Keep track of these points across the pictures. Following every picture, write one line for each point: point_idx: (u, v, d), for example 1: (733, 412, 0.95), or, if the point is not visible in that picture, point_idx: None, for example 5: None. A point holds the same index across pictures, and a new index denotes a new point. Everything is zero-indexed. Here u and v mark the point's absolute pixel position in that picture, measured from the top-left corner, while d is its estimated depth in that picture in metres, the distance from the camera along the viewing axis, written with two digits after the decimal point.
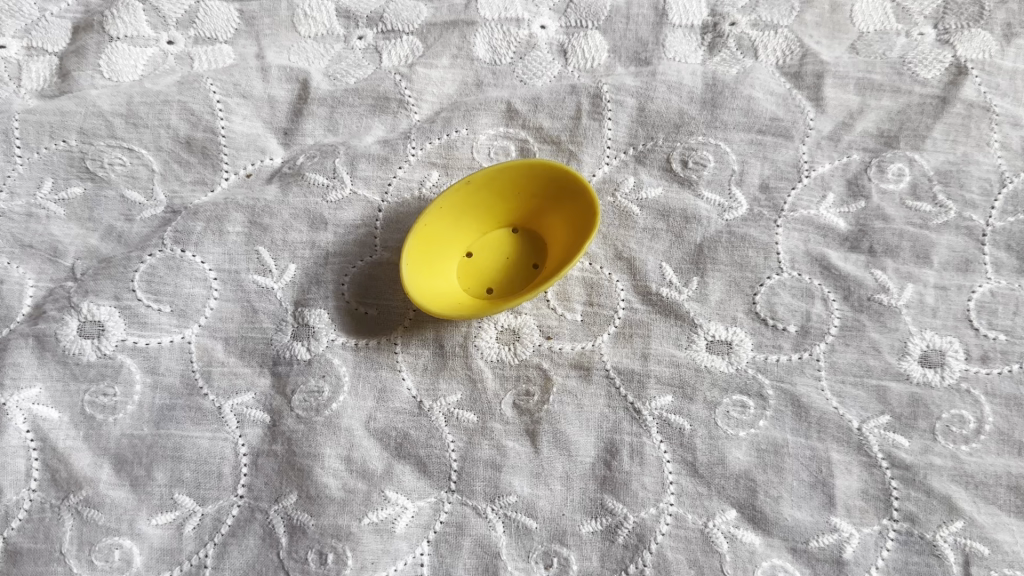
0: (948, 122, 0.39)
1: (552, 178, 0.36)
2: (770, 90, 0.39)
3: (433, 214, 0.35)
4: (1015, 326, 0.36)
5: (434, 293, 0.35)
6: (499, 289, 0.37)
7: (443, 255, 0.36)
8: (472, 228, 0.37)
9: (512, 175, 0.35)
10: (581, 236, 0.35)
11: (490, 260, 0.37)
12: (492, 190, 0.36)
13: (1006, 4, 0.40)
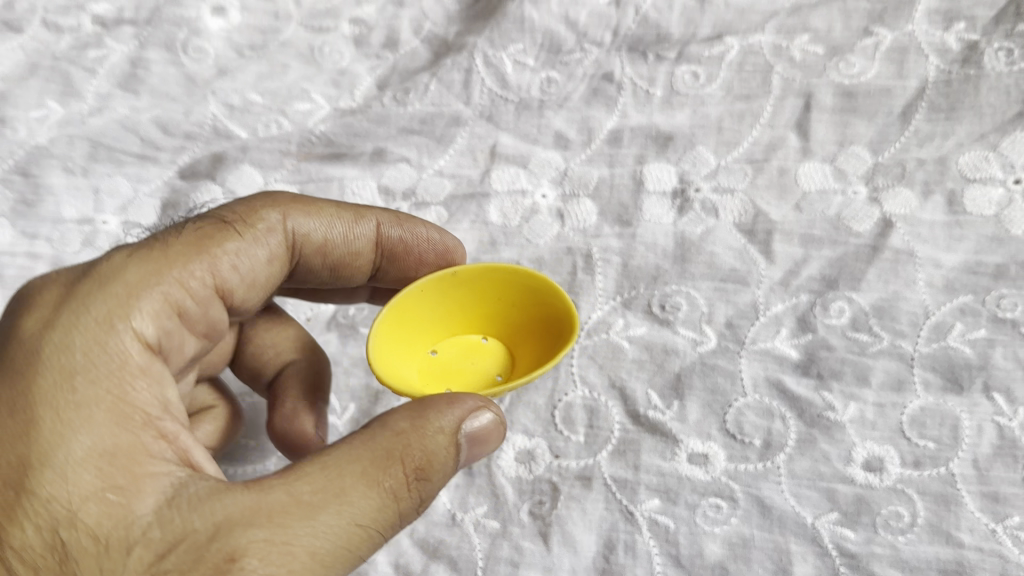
0: (879, 266, 0.47)
1: (542, 294, 0.41)
2: (729, 246, 0.48)
3: (414, 293, 0.40)
4: (942, 436, 0.43)
5: (393, 364, 0.39)
6: (454, 384, 0.41)
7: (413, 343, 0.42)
8: (443, 325, 0.43)
9: (499, 278, 0.41)
10: (550, 349, 0.40)
11: (452, 358, 0.42)
12: (472, 289, 0.42)
13: (924, 166, 0.49)
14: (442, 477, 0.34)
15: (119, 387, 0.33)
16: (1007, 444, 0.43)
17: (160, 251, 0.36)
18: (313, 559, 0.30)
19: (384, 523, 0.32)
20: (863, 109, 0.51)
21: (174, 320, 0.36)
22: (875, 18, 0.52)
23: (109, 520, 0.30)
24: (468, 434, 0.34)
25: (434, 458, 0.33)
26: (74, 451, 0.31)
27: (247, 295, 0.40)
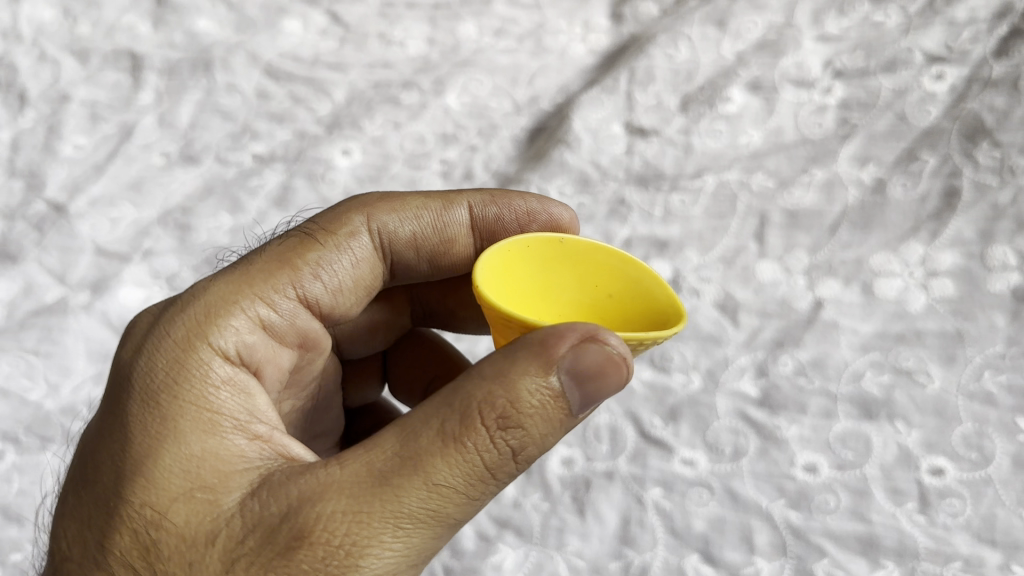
0: (812, 333, 0.67)
1: (647, 280, 0.48)
2: (708, 317, 0.69)
3: (522, 251, 0.48)
4: (858, 448, 0.63)
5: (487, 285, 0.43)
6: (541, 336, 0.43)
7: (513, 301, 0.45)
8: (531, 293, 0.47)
9: (604, 266, 0.49)
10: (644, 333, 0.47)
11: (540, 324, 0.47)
12: (576, 275, 0.50)
13: (846, 264, 0.69)
14: (540, 427, 0.41)
15: (200, 394, 0.45)
16: (904, 456, 0.63)
17: (243, 276, 0.50)
18: (394, 520, 0.40)
19: (471, 478, 0.40)
20: (804, 224, 0.71)
21: (250, 338, 0.48)
22: (812, 159, 0.74)
23: (200, 512, 0.42)
24: (570, 375, 0.40)
25: (528, 408, 0.40)
26: (174, 457, 0.43)
27: (334, 295, 0.53)
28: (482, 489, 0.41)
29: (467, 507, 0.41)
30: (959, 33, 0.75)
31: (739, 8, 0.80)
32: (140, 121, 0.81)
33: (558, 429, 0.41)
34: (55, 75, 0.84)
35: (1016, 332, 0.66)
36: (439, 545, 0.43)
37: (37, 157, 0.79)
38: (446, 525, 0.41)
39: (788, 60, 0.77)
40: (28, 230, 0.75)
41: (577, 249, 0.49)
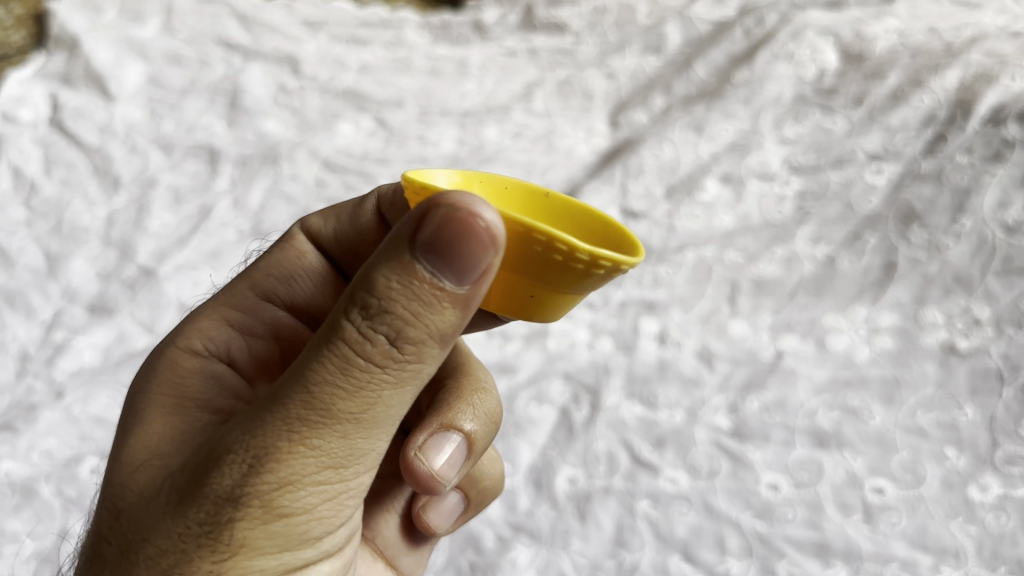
0: (775, 377, 0.81)
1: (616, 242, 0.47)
2: (689, 365, 0.83)
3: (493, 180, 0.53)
4: (813, 470, 0.76)
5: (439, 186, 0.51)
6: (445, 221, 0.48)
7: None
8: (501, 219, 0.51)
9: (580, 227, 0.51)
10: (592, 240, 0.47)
11: None
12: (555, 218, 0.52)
13: (803, 323, 0.84)
14: (412, 307, 0.40)
15: (171, 382, 0.53)
16: (851, 477, 0.75)
17: (212, 297, 0.62)
18: (283, 431, 0.41)
19: (354, 372, 0.41)
20: (768, 290, 0.86)
21: (213, 333, 0.58)
22: (775, 238, 0.89)
23: (149, 470, 0.46)
24: (426, 251, 0.39)
25: (388, 294, 0.39)
26: (139, 437, 0.49)
27: (289, 286, 0.64)
28: (376, 381, 0.41)
29: (366, 399, 0.41)
30: (894, 138, 0.91)
31: (713, 116, 0.98)
32: (216, 203, 0.97)
33: (439, 308, 0.40)
34: (144, 164, 1.01)
35: (943, 378, 0.79)
36: (359, 442, 0.43)
37: (128, 231, 0.95)
38: (351, 421, 0.42)
39: (754, 159, 0.94)
40: (122, 289, 0.90)
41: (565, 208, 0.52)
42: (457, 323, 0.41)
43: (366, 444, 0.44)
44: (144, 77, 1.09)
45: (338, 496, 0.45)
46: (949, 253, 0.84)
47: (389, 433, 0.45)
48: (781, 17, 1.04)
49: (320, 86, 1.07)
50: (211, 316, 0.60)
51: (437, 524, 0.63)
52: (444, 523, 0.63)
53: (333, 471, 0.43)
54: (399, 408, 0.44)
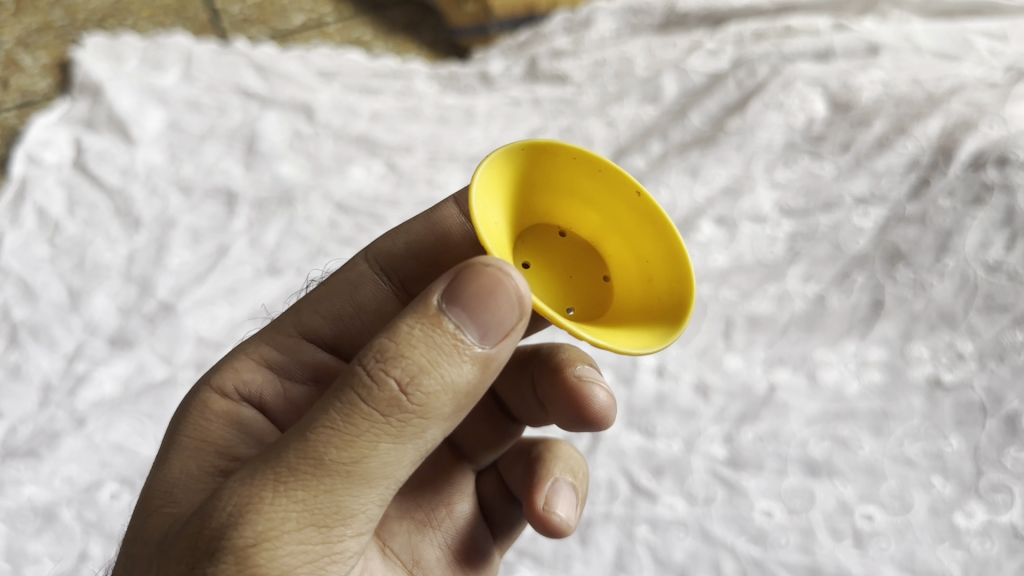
0: (768, 408, 0.84)
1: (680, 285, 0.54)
2: (686, 396, 0.86)
3: (577, 157, 0.56)
4: (805, 498, 0.79)
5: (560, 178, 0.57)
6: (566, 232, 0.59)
7: (545, 197, 0.58)
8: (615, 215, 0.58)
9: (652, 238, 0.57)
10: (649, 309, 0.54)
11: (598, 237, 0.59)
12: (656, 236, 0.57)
13: (794, 357, 0.88)
14: (428, 356, 0.43)
15: (204, 426, 0.57)
16: (842, 505, 0.78)
17: (259, 333, 0.67)
18: (276, 475, 0.44)
19: (354, 418, 0.44)
20: (761, 326, 0.90)
21: (250, 375, 0.63)
22: (767, 276, 0.93)
23: (171, 510, 0.51)
24: (452, 303, 0.44)
25: (407, 339, 0.44)
26: (164, 477, 0.54)
27: (334, 323, 0.68)
28: (374, 431, 0.44)
29: (360, 449, 0.44)
30: (880, 182, 0.96)
31: (708, 160, 1.02)
32: (233, 242, 1.02)
33: (455, 358, 0.44)
34: (164, 205, 1.05)
35: (929, 410, 0.82)
36: (346, 500, 0.45)
37: (148, 268, 0.99)
38: (340, 476, 0.44)
39: (746, 202, 0.98)
40: (142, 324, 0.94)
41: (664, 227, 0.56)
42: (464, 378, 0.44)
43: (353, 502, 0.46)
44: (164, 122, 1.13)
45: (317, 560, 0.46)
46: (933, 291, 0.87)
47: (379, 496, 0.47)
48: (772, 68, 1.09)
49: (334, 132, 1.12)
50: (252, 353, 0.65)
51: (567, 516, 0.60)
52: (571, 512, 0.61)
53: (316, 530, 0.45)
54: (392, 471, 0.46)
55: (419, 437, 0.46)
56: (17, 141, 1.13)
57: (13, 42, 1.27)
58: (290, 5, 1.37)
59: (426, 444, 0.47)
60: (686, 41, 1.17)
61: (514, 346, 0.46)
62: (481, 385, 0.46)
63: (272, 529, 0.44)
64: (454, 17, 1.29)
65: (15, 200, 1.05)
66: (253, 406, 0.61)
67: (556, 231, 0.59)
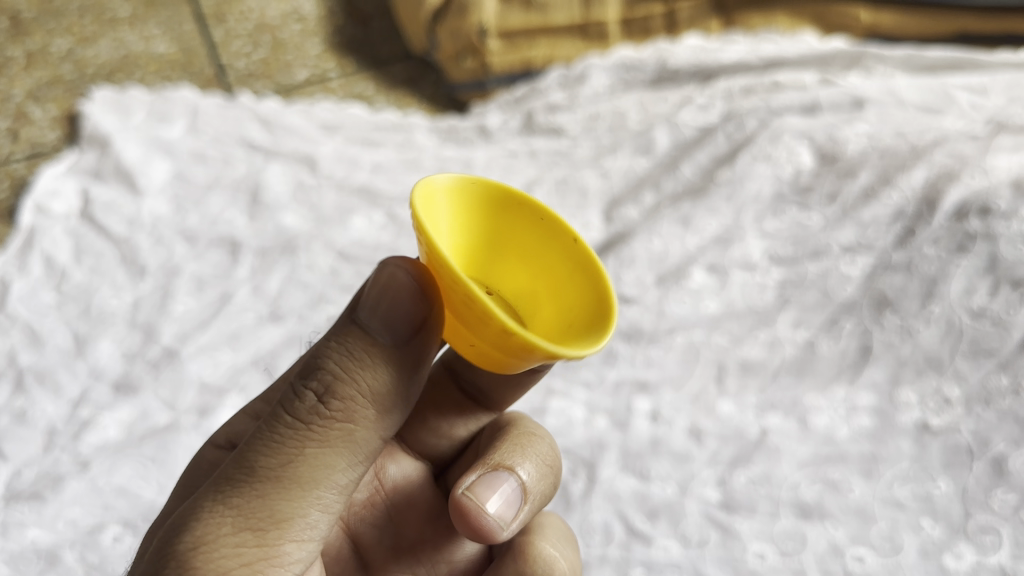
0: (761, 452, 0.86)
1: (596, 330, 0.50)
2: (680, 442, 0.88)
3: (536, 216, 0.57)
4: (798, 540, 0.80)
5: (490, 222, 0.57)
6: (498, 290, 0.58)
7: (485, 253, 0.58)
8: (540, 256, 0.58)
9: (575, 308, 0.55)
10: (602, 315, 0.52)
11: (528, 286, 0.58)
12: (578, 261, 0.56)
13: (785, 402, 0.89)
14: (343, 363, 0.48)
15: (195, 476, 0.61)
16: (833, 547, 0.79)
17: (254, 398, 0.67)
18: (218, 483, 0.48)
19: (283, 425, 0.48)
20: (753, 372, 0.92)
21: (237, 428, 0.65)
22: (758, 323, 0.95)
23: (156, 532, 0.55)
24: (360, 312, 0.49)
25: (326, 351, 0.49)
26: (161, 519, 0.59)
27: None
28: (302, 437, 0.48)
29: (287, 454, 0.48)
30: (866, 232, 0.99)
31: (699, 211, 1.04)
32: (237, 290, 1.04)
33: (369, 365, 0.48)
34: (169, 254, 1.08)
35: (918, 453, 0.84)
36: (280, 507, 0.48)
37: (153, 315, 1.01)
38: (273, 484, 0.47)
39: (736, 251, 1.01)
40: (146, 369, 0.96)
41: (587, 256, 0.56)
42: (383, 378, 0.49)
43: (288, 508, 0.48)
44: (169, 173, 1.16)
45: (255, 565, 0.48)
46: (920, 336, 0.90)
47: (319, 503, 0.49)
48: (760, 122, 1.11)
49: (336, 183, 1.15)
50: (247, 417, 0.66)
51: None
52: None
53: (254, 535, 0.48)
54: (326, 479, 0.49)
55: (351, 446, 0.49)
56: (26, 191, 1.16)
57: (24, 96, 1.31)
58: (294, 60, 1.40)
59: (362, 451, 0.50)
60: (677, 95, 1.19)
61: (425, 342, 0.50)
62: (401, 386, 0.50)
63: (208, 533, 0.47)
64: (453, 72, 1.30)
65: (23, 248, 1.08)
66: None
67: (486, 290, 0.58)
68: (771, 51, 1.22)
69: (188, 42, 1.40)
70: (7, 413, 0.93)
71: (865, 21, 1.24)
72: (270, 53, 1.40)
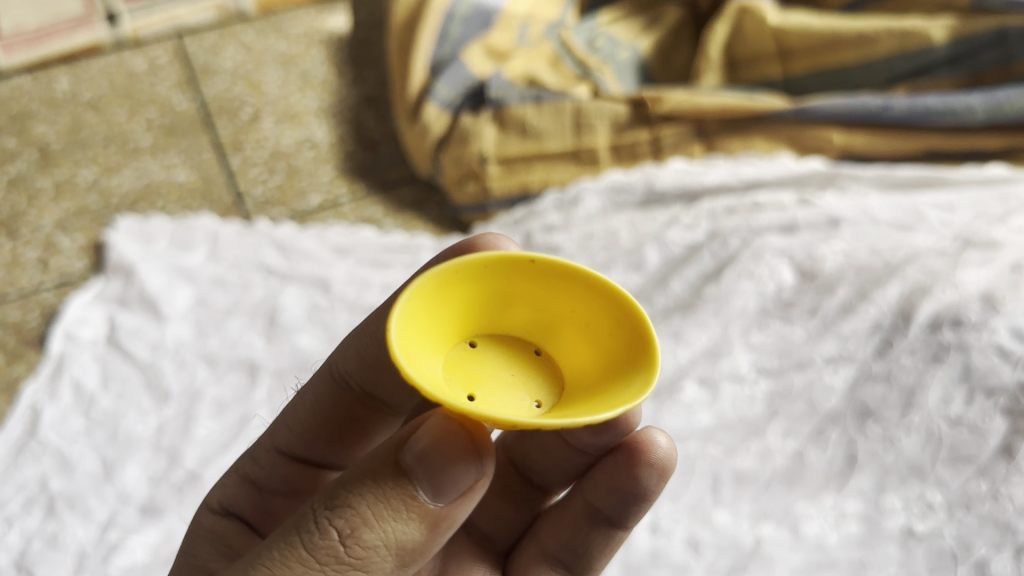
0: (755, 562, 0.91)
1: (623, 321, 0.61)
2: (678, 554, 0.94)
3: (479, 268, 0.61)
4: None
5: (439, 301, 0.60)
6: (482, 332, 0.65)
7: (448, 321, 0.62)
8: (495, 289, 0.63)
9: (589, 300, 0.63)
10: (605, 303, 0.62)
11: (497, 313, 0.65)
12: (537, 274, 0.63)
13: (775, 511, 0.94)
14: (376, 512, 0.54)
15: (195, 542, 0.81)
16: None
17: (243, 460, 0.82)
18: None
19: (299, 556, 0.55)
20: (746, 481, 0.97)
21: (232, 494, 0.82)
22: (749, 434, 1.01)
23: None
24: (410, 462, 0.54)
25: (361, 491, 0.55)
26: None
27: (302, 437, 0.80)
28: (314, 573, 0.55)
29: None
30: (847, 343, 1.05)
31: (689, 325, 1.11)
32: (255, 412, 1.10)
33: (401, 516, 0.55)
34: (191, 378, 1.14)
35: (904, 558, 0.89)
36: None
37: (177, 439, 1.07)
38: None
39: (725, 364, 1.07)
40: (171, 493, 1.02)
41: (544, 266, 0.62)
42: (408, 534, 0.55)
43: None
44: (191, 299, 1.23)
45: None
46: (902, 445, 0.94)
47: None
48: (742, 241, 1.18)
49: (348, 305, 1.22)
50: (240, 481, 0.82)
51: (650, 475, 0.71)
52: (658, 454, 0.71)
53: None
54: None
55: None
56: (56, 319, 1.24)
57: (53, 225, 1.39)
58: (308, 187, 1.49)
59: None
60: (664, 215, 1.26)
61: (466, 506, 0.57)
62: (425, 542, 0.56)
63: None
64: (457, 195, 1.40)
65: (53, 376, 1.15)
66: (236, 517, 0.82)
67: (532, 350, 0.65)
68: (750, 174, 1.29)
69: (207, 170, 1.49)
70: (40, 537, 0.99)
71: (838, 143, 1.32)
72: (285, 180, 1.49)
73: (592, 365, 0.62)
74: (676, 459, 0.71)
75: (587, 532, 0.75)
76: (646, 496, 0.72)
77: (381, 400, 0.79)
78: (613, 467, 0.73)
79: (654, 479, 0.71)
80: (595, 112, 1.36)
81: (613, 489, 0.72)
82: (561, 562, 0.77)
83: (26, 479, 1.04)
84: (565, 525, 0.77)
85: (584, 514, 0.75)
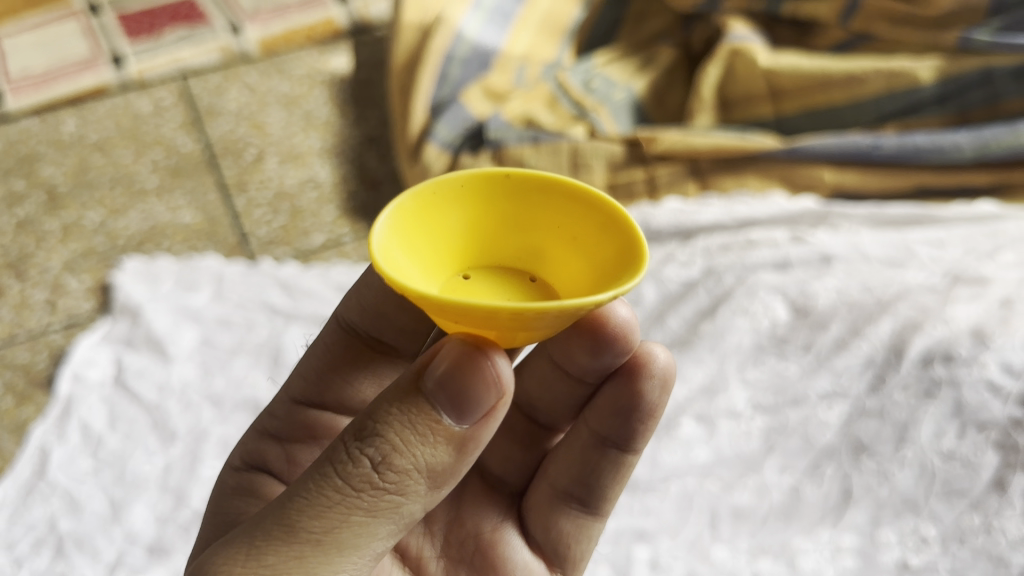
0: None
1: (606, 226, 0.63)
2: None
3: (456, 186, 0.65)
4: None
5: (423, 222, 0.63)
6: (474, 258, 0.67)
7: (437, 244, 0.64)
8: (478, 212, 0.66)
9: (569, 210, 0.65)
10: (584, 210, 0.65)
11: (485, 241, 0.67)
12: (516, 191, 0.66)
13: (773, 546, 0.96)
14: (404, 436, 0.59)
15: (221, 498, 0.81)
16: None
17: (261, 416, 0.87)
18: (267, 528, 0.60)
19: (335, 486, 0.59)
20: (744, 517, 0.99)
21: (255, 448, 0.85)
22: (746, 469, 1.02)
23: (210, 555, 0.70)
24: (433, 390, 0.59)
25: (388, 418, 0.59)
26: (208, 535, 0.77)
27: (316, 386, 0.86)
28: (351, 500, 0.59)
29: (333, 518, 0.59)
30: (841, 379, 1.06)
31: (685, 361, 1.12)
32: None
33: (428, 440, 0.59)
34: (197, 418, 1.16)
35: None
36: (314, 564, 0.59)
37: (184, 479, 1.09)
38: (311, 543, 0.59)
39: (721, 401, 1.08)
40: (178, 533, 1.04)
41: (522, 182, 0.66)
42: (435, 456, 0.60)
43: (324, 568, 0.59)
44: (197, 340, 1.25)
45: None
46: (896, 479, 0.97)
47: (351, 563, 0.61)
48: (737, 277, 1.21)
49: None
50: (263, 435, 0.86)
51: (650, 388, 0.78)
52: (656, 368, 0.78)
53: None
54: (362, 543, 0.61)
55: (392, 514, 0.61)
56: (64, 360, 1.26)
57: (61, 267, 1.42)
58: (311, 226, 1.51)
59: (397, 522, 0.62)
60: (660, 252, 1.27)
61: (490, 425, 0.61)
62: (450, 463, 0.61)
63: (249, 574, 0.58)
64: None
65: (61, 417, 1.17)
66: (259, 469, 0.84)
67: (527, 277, 0.68)
68: (744, 212, 1.31)
69: (212, 211, 1.52)
70: None
71: (829, 181, 1.35)
72: (289, 220, 1.51)
73: (583, 273, 0.64)
74: (675, 371, 0.78)
75: (596, 460, 0.82)
76: (648, 412, 0.79)
77: (387, 344, 0.86)
78: (616, 390, 0.79)
79: (656, 393, 0.78)
80: (591, 151, 1.38)
81: (618, 414, 0.79)
82: (573, 497, 0.84)
83: (35, 520, 1.06)
84: (573, 461, 0.84)
85: (591, 444, 0.82)
